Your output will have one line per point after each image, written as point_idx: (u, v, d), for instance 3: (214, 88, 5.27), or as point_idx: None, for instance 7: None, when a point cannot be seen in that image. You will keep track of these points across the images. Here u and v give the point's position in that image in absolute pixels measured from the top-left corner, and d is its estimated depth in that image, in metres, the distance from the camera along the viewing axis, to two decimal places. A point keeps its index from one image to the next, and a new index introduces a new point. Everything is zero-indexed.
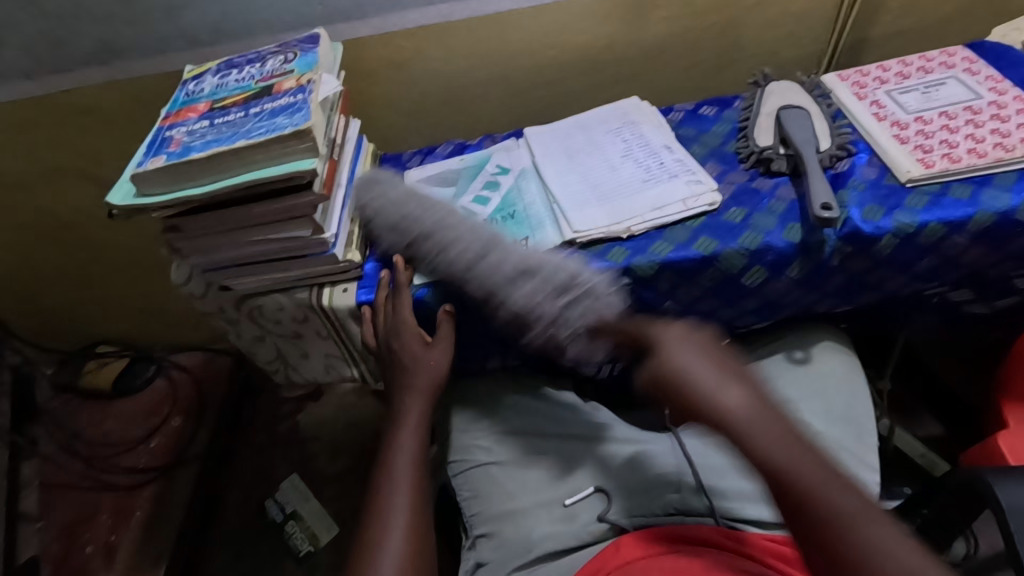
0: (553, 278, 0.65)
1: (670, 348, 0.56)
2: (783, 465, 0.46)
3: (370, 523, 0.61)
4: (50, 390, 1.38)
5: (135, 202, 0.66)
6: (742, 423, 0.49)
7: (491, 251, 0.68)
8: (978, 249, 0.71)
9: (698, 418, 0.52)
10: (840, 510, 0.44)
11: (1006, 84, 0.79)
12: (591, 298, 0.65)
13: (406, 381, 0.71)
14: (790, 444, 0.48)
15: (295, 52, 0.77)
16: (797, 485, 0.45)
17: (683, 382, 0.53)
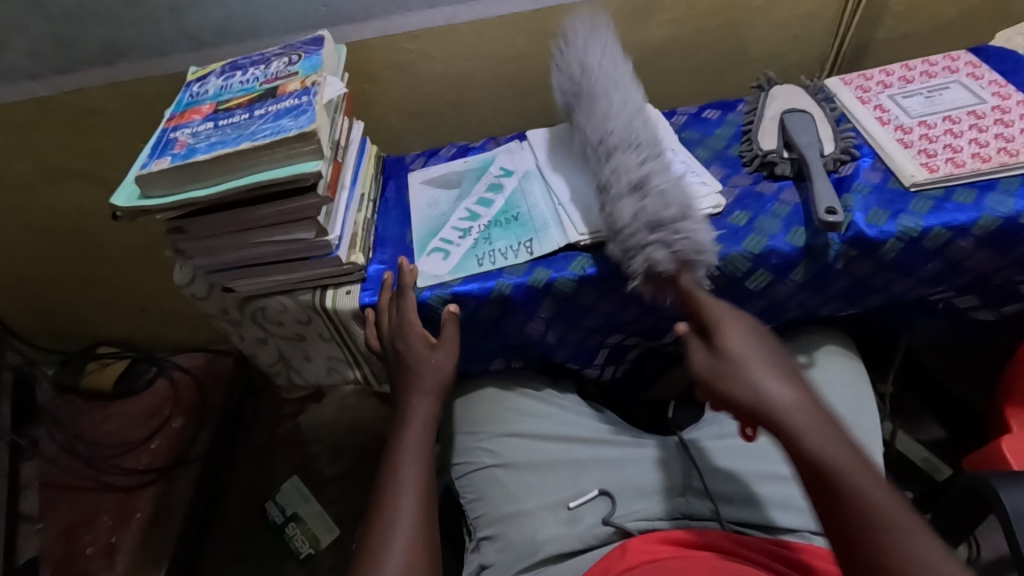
0: (655, 204, 0.66)
1: (728, 332, 0.58)
2: (834, 465, 0.50)
3: (375, 526, 0.61)
4: (51, 390, 1.37)
5: (140, 203, 0.66)
6: (792, 419, 0.52)
7: (636, 159, 0.70)
8: (982, 253, 0.70)
9: (748, 405, 0.54)
10: (880, 512, 0.47)
11: (1009, 88, 0.79)
12: (687, 234, 0.65)
13: (410, 383, 0.71)
14: (842, 447, 0.51)
15: (300, 54, 0.77)
16: (846, 485, 0.48)
17: (734, 373, 0.55)
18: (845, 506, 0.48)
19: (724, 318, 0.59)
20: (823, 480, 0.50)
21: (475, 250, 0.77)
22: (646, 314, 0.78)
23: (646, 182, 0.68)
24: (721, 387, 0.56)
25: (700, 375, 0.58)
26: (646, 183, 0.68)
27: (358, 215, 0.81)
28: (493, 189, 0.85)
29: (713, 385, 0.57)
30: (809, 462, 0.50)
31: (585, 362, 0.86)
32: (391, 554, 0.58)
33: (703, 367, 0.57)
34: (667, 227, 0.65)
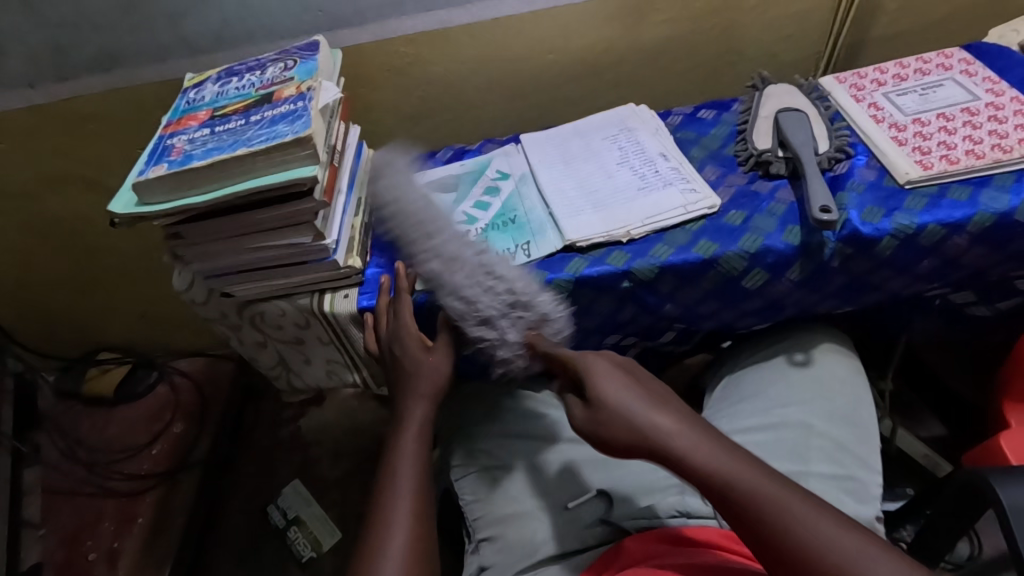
0: (498, 298, 0.70)
1: (597, 374, 0.60)
2: (719, 471, 0.53)
3: (374, 530, 0.61)
4: (53, 397, 1.38)
5: (136, 210, 0.66)
6: (671, 444, 0.55)
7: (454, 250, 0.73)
8: (978, 249, 0.71)
9: (623, 446, 0.57)
10: (769, 505, 0.50)
11: (1003, 85, 0.79)
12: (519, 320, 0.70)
13: (408, 385, 0.71)
14: (719, 455, 0.54)
15: (295, 60, 0.77)
16: (737, 488, 0.52)
17: (610, 415, 0.58)
18: (742, 510, 0.51)
19: (591, 364, 0.61)
20: (715, 490, 0.53)
21: None
22: (642, 314, 0.78)
23: (488, 268, 0.71)
24: (603, 438, 0.58)
25: (584, 428, 0.60)
26: (484, 270, 0.71)
27: (355, 219, 0.81)
28: (490, 192, 0.85)
29: (590, 437, 0.59)
30: (699, 475, 0.53)
31: None
32: (389, 557, 0.58)
33: (584, 422, 0.59)
34: (506, 310, 0.70)
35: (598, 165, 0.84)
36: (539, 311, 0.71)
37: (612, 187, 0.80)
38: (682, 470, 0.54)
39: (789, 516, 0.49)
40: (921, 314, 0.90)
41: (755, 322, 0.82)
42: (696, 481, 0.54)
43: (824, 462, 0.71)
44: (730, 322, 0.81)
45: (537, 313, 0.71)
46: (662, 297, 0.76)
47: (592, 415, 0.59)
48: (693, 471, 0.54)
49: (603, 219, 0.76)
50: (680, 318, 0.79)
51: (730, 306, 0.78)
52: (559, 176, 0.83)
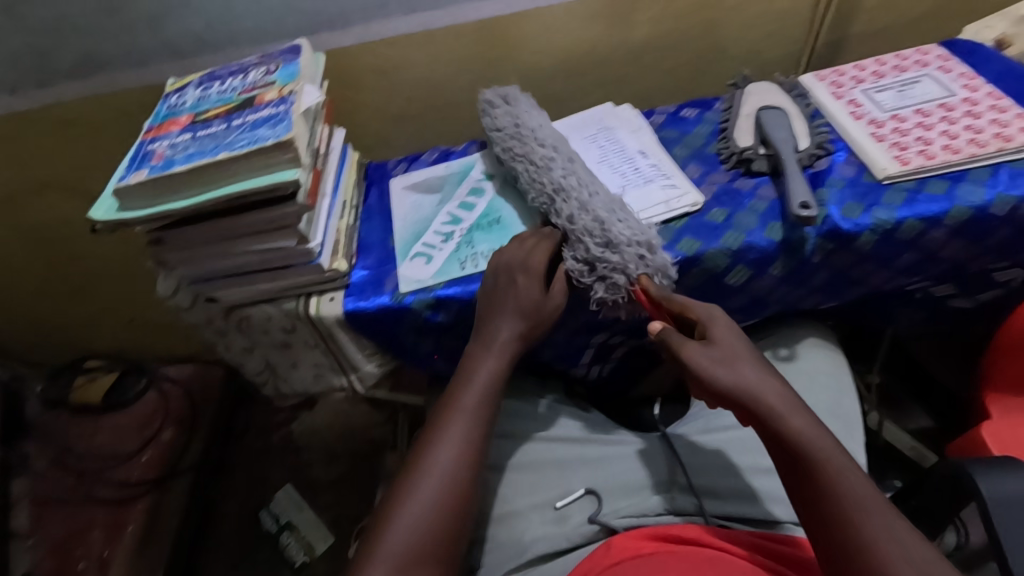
0: (582, 247, 0.69)
1: (719, 325, 0.63)
2: (815, 445, 0.54)
3: (423, 458, 0.63)
4: (39, 406, 1.35)
5: (118, 216, 0.66)
6: (773, 407, 0.56)
7: (557, 209, 0.72)
8: (956, 243, 0.72)
9: (728, 394, 0.58)
10: (853, 493, 0.51)
11: (979, 81, 0.80)
12: (617, 261, 0.68)
13: (499, 329, 0.69)
14: (820, 434, 0.55)
15: (277, 63, 0.77)
16: (830, 466, 0.53)
17: (727, 363, 0.59)
18: (825, 490, 0.52)
19: (714, 317, 0.64)
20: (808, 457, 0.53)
21: (458, 254, 0.78)
22: (628, 312, 0.79)
23: (568, 226, 0.70)
24: (715, 379, 0.59)
25: (695, 365, 0.60)
26: (571, 224, 0.70)
27: (340, 222, 0.81)
28: (474, 192, 0.86)
29: (698, 374, 0.59)
30: (796, 445, 0.54)
31: (572, 362, 0.88)
32: (410, 518, 0.58)
33: (700, 358, 0.60)
34: (628, 247, 0.68)
35: None
36: (624, 250, 0.68)
37: None
38: (776, 436, 0.55)
39: (864, 509, 0.50)
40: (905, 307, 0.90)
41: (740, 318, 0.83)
42: (787, 451, 0.55)
43: None
44: None
45: (647, 260, 0.69)
46: None
47: (707, 356, 0.60)
48: (789, 438, 0.55)
49: None
50: None
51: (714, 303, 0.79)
52: None
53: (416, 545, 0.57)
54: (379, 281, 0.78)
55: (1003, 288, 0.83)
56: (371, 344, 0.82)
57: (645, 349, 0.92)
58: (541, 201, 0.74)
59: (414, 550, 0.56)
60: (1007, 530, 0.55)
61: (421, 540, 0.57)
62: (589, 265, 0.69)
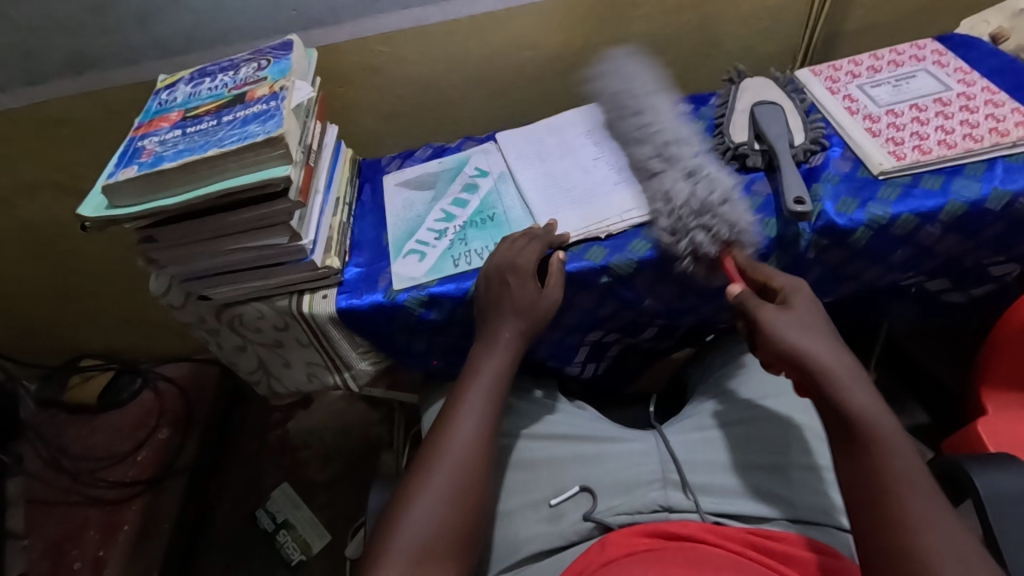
0: (704, 188, 0.69)
1: (799, 295, 0.62)
2: (874, 425, 0.52)
3: (425, 456, 0.63)
4: (35, 406, 1.36)
5: (106, 213, 0.65)
6: (831, 374, 0.55)
7: (689, 151, 0.74)
8: (951, 239, 0.71)
9: (790, 356, 0.58)
10: (896, 476, 0.50)
11: (974, 74, 0.80)
12: (727, 214, 0.67)
13: (503, 322, 0.69)
14: (884, 415, 0.53)
15: (268, 60, 0.77)
16: (882, 442, 0.51)
17: (791, 331, 0.59)
18: (871, 463, 0.51)
19: (800, 287, 0.63)
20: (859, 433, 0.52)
21: (452, 251, 0.78)
22: (621, 310, 0.80)
23: (699, 170, 0.71)
24: (783, 340, 0.58)
25: (767, 325, 0.60)
26: (701, 171, 0.71)
27: (333, 219, 0.81)
28: (468, 189, 0.85)
29: (767, 334, 0.60)
30: (853, 417, 0.53)
31: (566, 360, 0.88)
32: (418, 514, 0.57)
33: (775, 320, 0.60)
34: (719, 216, 0.67)
35: (576, 161, 0.84)
36: (735, 208, 0.68)
37: (590, 182, 0.81)
38: (835, 405, 0.54)
39: (906, 488, 0.49)
40: (900, 303, 0.90)
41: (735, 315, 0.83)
42: (842, 422, 0.53)
43: (806, 454, 0.70)
44: (709, 316, 0.82)
45: (738, 231, 0.68)
46: (641, 293, 0.77)
47: (772, 323, 0.60)
48: (849, 412, 0.53)
49: (583, 214, 0.77)
50: (660, 313, 0.81)
51: (709, 299, 0.79)
52: (538, 174, 0.84)
53: (426, 541, 0.56)
54: (371, 279, 0.78)
55: (998, 283, 0.82)
56: (364, 342, 0.82)
57: (638, 346, 0.92)
58: (688, 150, 0.74)
59: (424, 546, 0.56)
60: (1003, 527, 0.55)
61: (431, 535, 0.56)
62: (695, 211, 0.68)
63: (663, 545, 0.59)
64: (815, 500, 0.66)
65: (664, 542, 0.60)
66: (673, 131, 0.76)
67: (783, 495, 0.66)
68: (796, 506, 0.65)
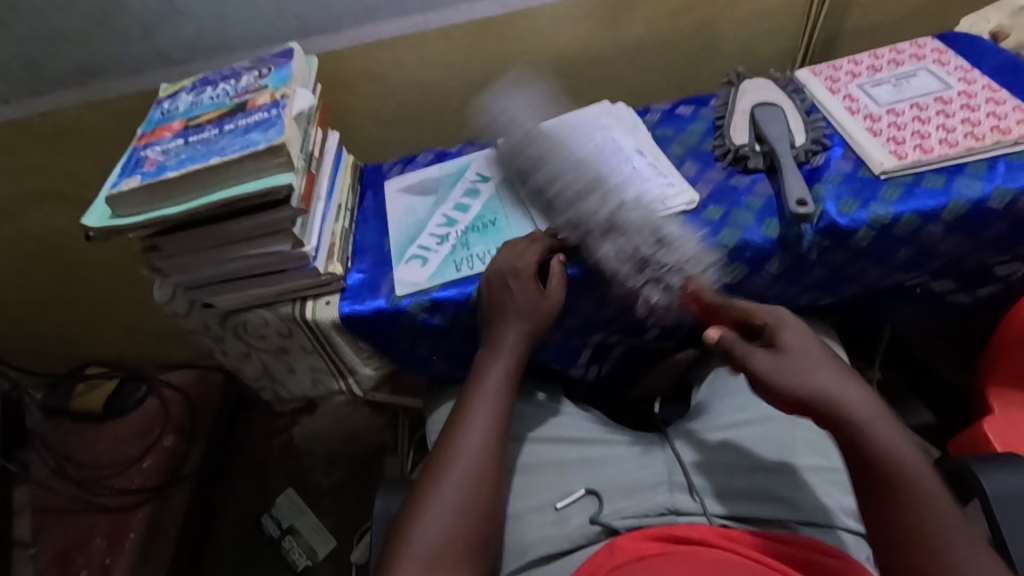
0: (630, 242, 0.70)
1: (789, 331, 0.61)
2: (895, 458, 0.53)
3: (435, 463, 0.62)
4: (40, 413, 1.35)
5: (111, 223, 0.65)
6: (848, 412, 0.55)
7: (596, 202, 0.73)
8: (954, 237, 0.71)
9: (798, 400, 0.57)
10: (919, 508, 0.51)
11: (975, 73, 0.79)
12: (667, 260, 0.70)
13: (507, 323, 0.69)
14: (902, 441, 0.54)
15: (269, 67, 0.77)
16: (912, 482, 0.52)
17: (803, 373, 0.57)
18: (899, 504, 0.51)
19: (783, 321, 0.63)
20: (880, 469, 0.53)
21: (454, 256, 0.78)
22: (624, 312, 0.80)
23: (637, 219, 0.73)
24: (792, 386, 0.57)
25: (765, 378, 0.59)
26: (621, 220, 0.72)
27: (335, 225, 0.81)
28: (469, 194, 0.85)
29: (765, 381, 0.59)
30: (876, 455, 0.53)
31: (569, 363, 0.88)
32: (431, 520, 0.57)
33: (767, 366, 0.59)
34: (655, 266, 0.70)
35: None
36: (675, 249, 0.71)
37: None
38: (860, 447, 0.54)
39: (934, 521, 0.50)
40: (902, 303, 0.90)
41: None
42: (866, 460, 0.54)
43: (810, 456, 0.70)
44: None
45: (681, 270, 0.70)
46: None
47: (774, 372, 0.58)
48: (879, 458, 0.53)
49: None
50: (663, 315, 0.81)
51: None
52: None
53: (439, 545, 0.56)
54: (374, 284, 0.78)
55: (1003, 282, 0.82)
56: (368, 348, 0.82)
57: (641, 347, 0.92)
58: (621, 197, 0.74)
59: (436, 551, 0.56)
60: (1010, 527, 0.55)
61: (446, 541, 0.56)
62: (637, 265, 0.70)
63: (672, 548, 0.59)
64: (822, 503, 0.66)
65: (672, 546, 0.60)
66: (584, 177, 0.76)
67: (791, 497, 0.66)
68: (805, 509, 0.65)
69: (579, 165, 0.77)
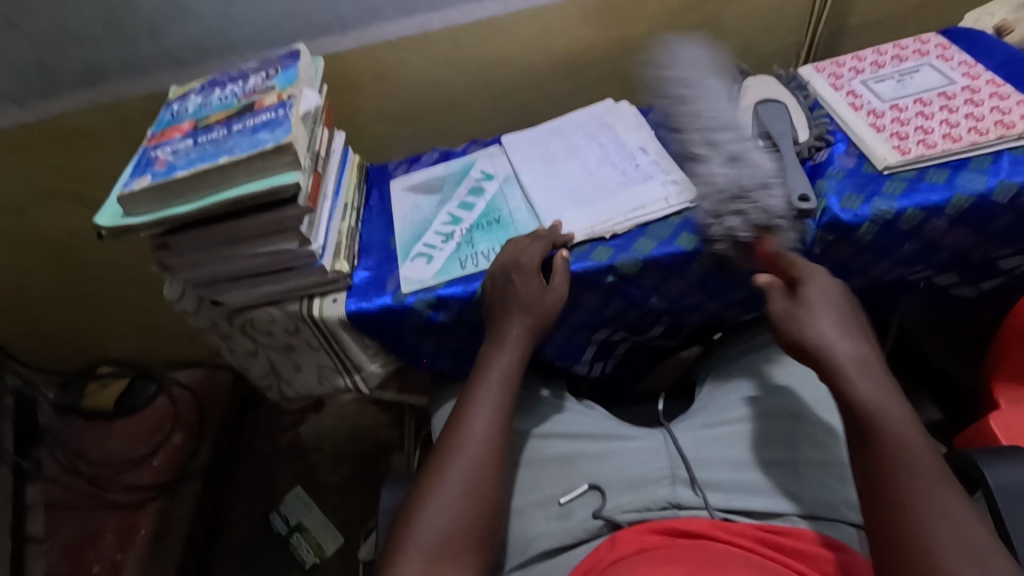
0: (746, 174, 0.67)
1: (813, 283, 0.63)
2: (873, 411, 0.54)
3: (438, 457, 0.63)
4: (52, 411, 1.38)
5: (122, 222, 0.67)
6: (834, 360, 0.58)
7: (749, 147, 0.71)
8: (958, 231, 0.71)
9: (795, 346, 0.61)
10: (894, 457, 0.52)
11: (979, 68, 0.79)
12: (761, 201, 0.66)
13: (513, 316, 0.70)
14: (889, 397, 0.55)
15: (276, 68, 0.78)
16: (888, 425, 0.53)
17: (803, 320, 0.61)
18: (875, 450, 0.53)
19: (815, 276, 0.63)
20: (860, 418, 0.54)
21: (459, 253, 0.79)
22: (627, 309, 0.80)
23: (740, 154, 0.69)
24: (794, 333, 0.61)
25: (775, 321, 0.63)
26: (744, 159, 0.69)
27: (341, 224, 0.82)
28: (474, 193, 0.86)
29: (773, 325, 0.63)
30: (855, 406, 0.55)
31: (573, 360, 0.88)
32: (433, 514, 0.58)
33: (780, 309, 0.63)
34: (747, 201, 0.66)
35: (580, 163, 0.85)
36: (773, 193, 0.67)
37: (594, 184, 0.81)
38: (845, 396, 0.56)
39: (909, 468, 0.51)
40: (907, 299, 0.89)
41: (741, 311, 0.84)
42: (851, 412, 0.55)
43: (811, 450, 0.70)
44: (717, 312, 0.83)
45: (772, 216, 0.66)
46: (648, 290, 0.77)
47: (787, 315, 0.62)
48: (853, 402, 0.55)
49: (588, 215, 0.77)
50: (666, 311, 0.81)
51: (716, 295, 0.79)
52: (543, 175, 0.85)
53: (443, 538, 0.57)
54: (380, 282, 0.79)
55: (1008, 277, 0.82)
56: (374, 344, 0.83)
57: (645, 345, 0.93)
58: (734, 135, 0.71)
59: (439, 544, 0.57)
60: (1014, 521, 0.55)
61: (448, 531, 0.57)
62: (733, 192, 0.67)
63: (674, 542, 0.59)
64: (826, 496, 0.66)
65: (674, 540, 0.60)
66: (728, 113, 0.73)
67: (787, 490, 0.67)
68: (801, 502, 0.66)
69: (725, 108, 0.74)
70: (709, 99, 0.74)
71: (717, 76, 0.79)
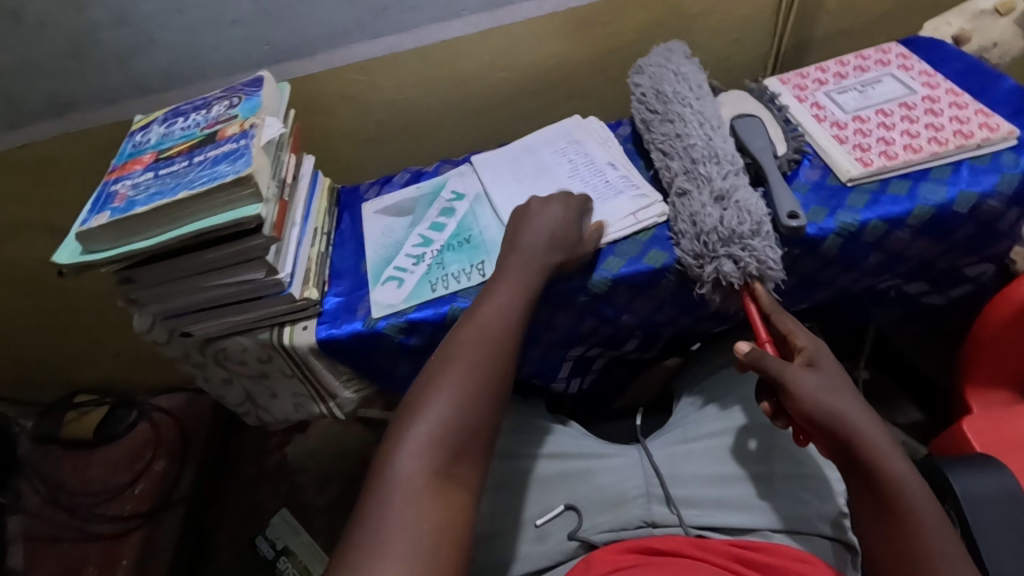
0: (735, 217, 0.68)
1: (824, 355, 0.61)
2: (905, 492, 0.53)
3: (450, 351, 0.61)
4: (31, 443, 1.36)
5: (81, 259, 0.66)
6: (865, 442, 0.55)
7: (736, 181, 0.72)
8: (922, 241, 0.72)
9: (825, 424, 0.57)
10: (930, 545, 0.51)
11: (939, 78, 0.80)
12: (756, 247, 0.67)
13: (538, 242, 0.69)
14: (913, 478, 0.54)
15: (239, 97, 0.78)
16: (916, 510, 0.53)
17: (829, 397, 0.57)
18: (911, 537, 0.52)
19: (823, 349, 0.62)
20: (888, 500, 0.54)
21: (430, 275, 0.78)
22: (600, 326, 0.80)
23: (729, 194, 0.70)
24: (824, 408, 0.57)
25: (794, 393, 0.59)
26: (733, 198, 0.70)
27: (311, 250, 0.81)
28: (445, 213, 0.86)
29: (801, 399, 0.58)
30: (888, 486, 0.54)
31: (550, 377, 0.88)
32: (437, 404, 0.55)
33: (806, 383, 0.58)
34: (737, 247, 0.67)
35: (551, 180, 0.84)
36: (763, 240, 0.67)
37: None
38: (874, 476, 0.55)
39: (947, 560, 0.51)
40: (882, 306, 0.90)
41: (714, 324, 0.84)
42: (879, 493, 0.54)
43: (784, 463, 0.69)
44: (690, 326, 0.83)
45: (755, 270, 0.67)
46: (619, 308, 0.77)
47: (811, 391, 0.58)
48: (887, 482, 0.54)
49: None
50: (639, 326, 0.81)
51: (687, 311, 0.79)
52: (514, 194, 0.84)
53: (445, 433, 0.54)
54: (351, 307, 0.78)
55: (976, 283, 0.83)
56: (347, 370, 0.82)
57: (622, 359, 0.93)
58: (722, 171, 0.72)
59: (444, 437, 0.54)
60: (982, 534, 0.56)
61: (460, 414, 0.55)
62: (724, 237, 0.67)
63: (650, 559, 0.59)
64: (799, 510, 0.66)
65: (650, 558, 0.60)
66: (718, 145, 0.75)
67: (761, 503, 0.67)
68: (775, 517, 0.66)
69: (713, 139, 0.76)
70: (703, 133, 0.76)
71: (704, 102, 0.80)
